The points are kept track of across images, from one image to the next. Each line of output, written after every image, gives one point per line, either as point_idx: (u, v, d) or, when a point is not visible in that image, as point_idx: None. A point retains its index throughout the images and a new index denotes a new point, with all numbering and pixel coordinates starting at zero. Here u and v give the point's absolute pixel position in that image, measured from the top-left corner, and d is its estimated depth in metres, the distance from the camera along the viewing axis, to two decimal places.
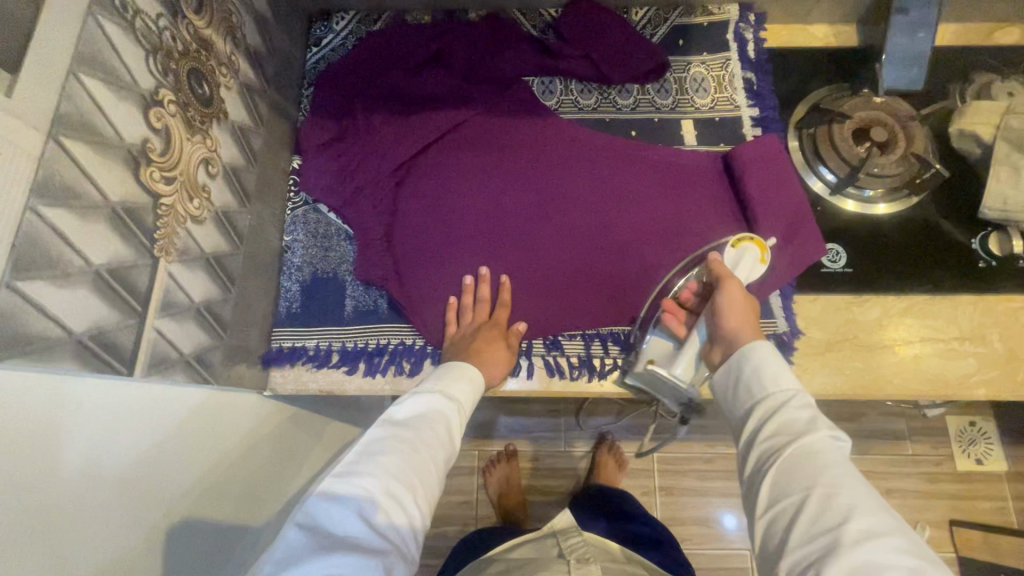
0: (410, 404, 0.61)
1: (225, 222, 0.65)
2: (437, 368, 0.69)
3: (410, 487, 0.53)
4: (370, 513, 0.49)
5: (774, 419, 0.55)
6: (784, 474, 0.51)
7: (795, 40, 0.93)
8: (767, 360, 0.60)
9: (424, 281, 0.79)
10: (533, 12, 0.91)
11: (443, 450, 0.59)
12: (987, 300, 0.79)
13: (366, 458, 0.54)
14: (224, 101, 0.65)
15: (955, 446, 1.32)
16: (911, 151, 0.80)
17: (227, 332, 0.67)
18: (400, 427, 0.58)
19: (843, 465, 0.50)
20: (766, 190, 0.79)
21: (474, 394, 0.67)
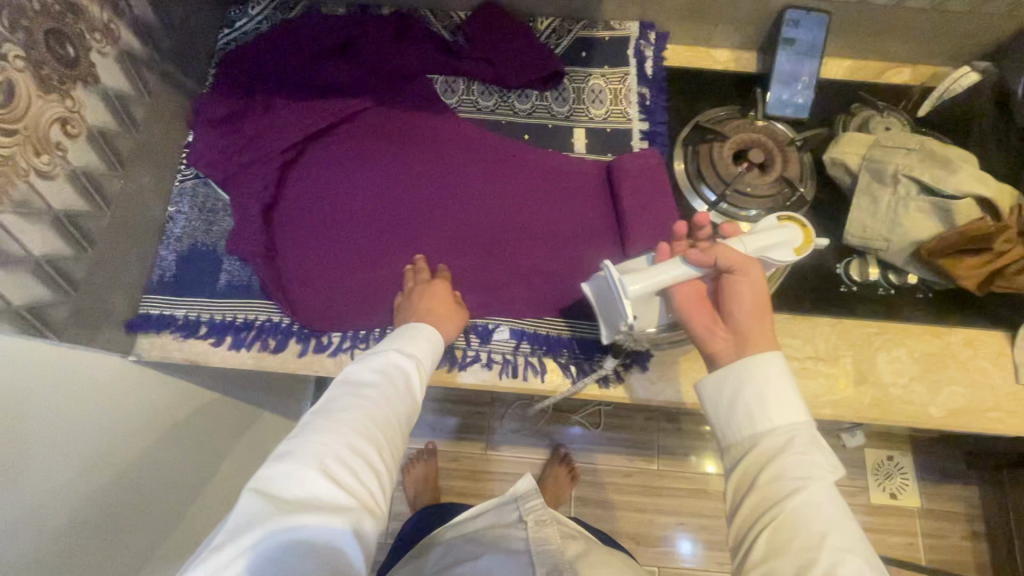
0: (371, 361, 0.61)
1: (84, 182, 0.67)
2: (402, 329, 0.68)
3: (371, 442, 0.54)
4: (332, 467, 0.50)
5: (778, 461, 0.50)
6: (785, 527, 0.47)
7: (696, 62, 0.97)
8: (775, 386, 0.52)
9: (301, 261, 0.82)
10: (444, 14, 0.94)
11: (408, 407, 0.60)
12: (844, 323, 0.82)
13: (326, 416, 0.54)
14: (95, 65, 0.67)
15: (871, 479, 1.33)
16: (784, 175, 0.84)
17: (79, 291, 0.68)
18: (362, 385, 0.58)
19: (844, 519, 0.47)
20: (639, 202, 0.83)
21: (434, 353, 0.67)
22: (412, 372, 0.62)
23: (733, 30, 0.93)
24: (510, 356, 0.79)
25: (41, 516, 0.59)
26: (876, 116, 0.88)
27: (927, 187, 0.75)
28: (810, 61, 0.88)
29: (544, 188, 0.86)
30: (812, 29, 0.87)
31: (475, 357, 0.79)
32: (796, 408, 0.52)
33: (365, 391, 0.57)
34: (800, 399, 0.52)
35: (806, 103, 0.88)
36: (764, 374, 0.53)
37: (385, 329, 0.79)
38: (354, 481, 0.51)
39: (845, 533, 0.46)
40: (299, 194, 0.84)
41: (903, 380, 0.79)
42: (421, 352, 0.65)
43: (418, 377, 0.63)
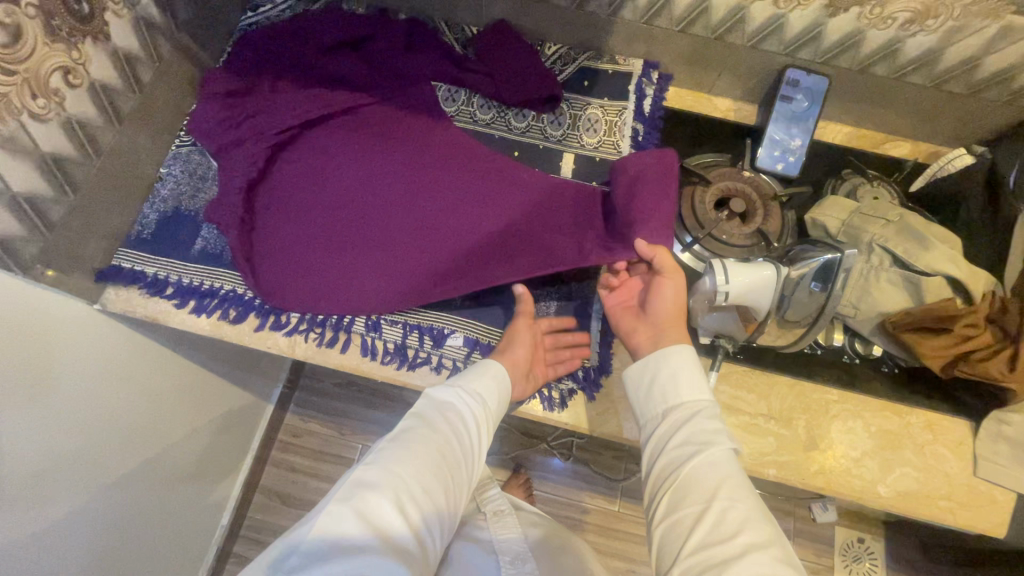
0: (445, 402, 0.65)
1: (78, 131, 0.70)
2: (475, 364, 0.71)
3: (438, 485, 0.57)
4: (404, 507, 0.53)
5: (683, 431, 0.62)
6: (691, 479, 0.58)
7: (697, 107, 0.98)
8: (687, 369, 0.67)
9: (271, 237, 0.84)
10: (457, 27, 0.98)
11: (470, 455, 0.62)
12: (804, 385, 0.80)
13: (403, 452, 0.57)
14: (109, 24, 0.70)
15: (837, 558, 1.29)
16: (762, 228, 0.84)
17: (53, 233, 0.70)
18: (437, 424, 0.61)
19: (738, 473, 0.58)
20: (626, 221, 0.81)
21: (505, 400, 0.69)
22: (482, 419, 0.65)
23: (735, 81, 0.94)
24: (459, 363, 0.78)
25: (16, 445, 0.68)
26: (865, 185, 0.88)
27: (900, 260, 0.74)
28: (805, 121, 0.89)
29: (523, 201, 0.86)
30: (812, 90, 0.88)
31: (426, 359, 0.79)
32: (705, 390, 0.66)
33: (436, 430, 0.61)
34: (706, 385, 0.66)
35: (797, 161, 0.89)
36: (678, 361, 0.67)
37: (343, 317, 0.80)
38: (418, 523, 0.53)
39: (738, 483, 0.57)
40: (287, 175, 0.87)
41: (855, 453, 0.77)
42: (494, 396, 0.67)
43: (485, 425, 0.65)
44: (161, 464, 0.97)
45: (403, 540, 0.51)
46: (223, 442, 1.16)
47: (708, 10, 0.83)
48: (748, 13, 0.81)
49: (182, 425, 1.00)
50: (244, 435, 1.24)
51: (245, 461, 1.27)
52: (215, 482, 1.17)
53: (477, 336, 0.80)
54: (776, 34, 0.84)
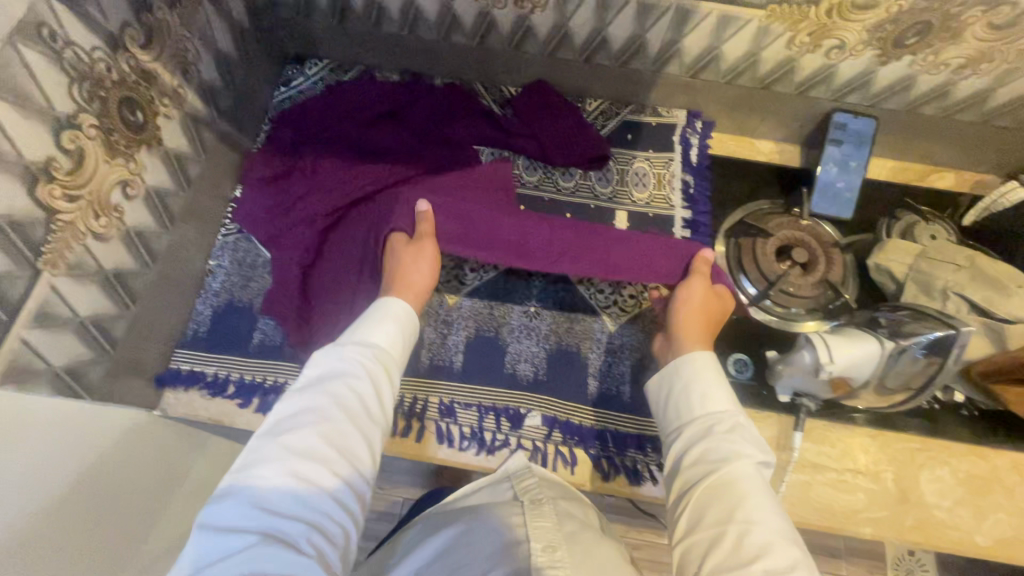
0: (321, 369, 0.60)
1: (135, 242, 0.67)
2: (365, 313, 0.69)
3: (324, 458, 0.54)
4: (270, 499, 0.50)
5: (701, 445, 0.61)
6: (709, 501, 0.56)
7: (740, 152, 0.97)
8: (702, 379, 0.66)
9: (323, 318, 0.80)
10: (495, 87, 0.96)
11: (357, 412, 0.58)
12: (885, 434, 0.79)
13: (271, 441, 0.54)
14: (160, 128, 0.68)
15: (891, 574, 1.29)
16: (826, 278, 0.84)
17: (116, 349, 0.68)
18: (315, 398, 0.57)
19: (761, 490, 0.56)
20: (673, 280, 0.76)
21: (399, 338, 0.66)
22: (365, 377, 0.60)
23: (779, 124, 0.94)
24: (540, 444, 0.76)
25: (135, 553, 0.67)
26: (920, 223, 0.88)
27: (979, 307, 0.74)
28: (856, 161, 0.88)
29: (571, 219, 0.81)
30: (859, 133, 0.87)
31: (505, 443, 0.76)
32: (726, 399, 0.64)
33: (312, 404, 0.57)
34: (727, 393, 0.64)
35: (849, 203, 0.88)
36: (702, 375, 0.66)
37: (415, 404, 0.78)
38: (301, 504, 0.51)
39: (758, 502, 0.55)
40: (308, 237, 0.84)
41: (947, 502, 0.76)
42: (381, 348, 0.64)
43: (372, 377, 0.61)
44: None
45: (285, 528, 0.49)
46: None
47: (759, 62, 0.82)
48: (799, 65, 0.81)
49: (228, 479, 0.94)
50: None
51: None
52: None
53: (555, 414, 0.78)
54: (826, 81, 0.83)
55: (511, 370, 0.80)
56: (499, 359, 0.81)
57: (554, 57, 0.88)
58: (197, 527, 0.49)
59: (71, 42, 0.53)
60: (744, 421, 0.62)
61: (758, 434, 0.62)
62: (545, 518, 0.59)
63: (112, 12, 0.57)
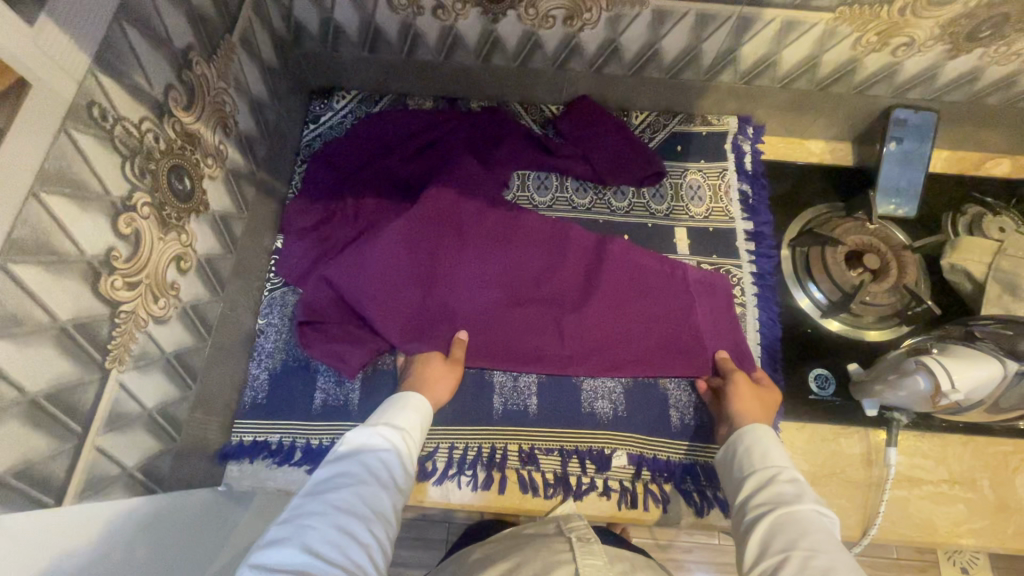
0: (354, 438, 0.59)
1: (192, 317, 0.62)
2: (382, 404, 0.68)
3: (362, 515, 0.51)
4: (316, 544, 0.46)
5: (766, 490, 0.56)
6: (772, 532, 0.51)
7: (792, 154, 0.94)
8: (769, 442, 0.62)
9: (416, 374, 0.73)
10: (535, 107, 0.92)
11: (395, 483, 0.56)
12: (977, 440, 0.77)
13: (317, 500, 0.51)
14: (206, 191, 0.63)
15: (943, 553, 1.30)
16: (904, 282, 0.79)
17: (181, 433, 0.63)
18: (349, 464, 0.56)
19: (828, 532, 0.49)
20: (714, 323, 0.80)
21: (423, 425, 0.66)
22: (401, 445, 0.60)
23: (832, 124, 0.91)
24: (628, 483, 0.73)
25: None
26: (988, 215, 0.85)
27: None
28: (919, 158, 0.85)
29: (599, 292, 0.81)
30: (920, 128, 0.84)
31: (593, 486, 0.73)
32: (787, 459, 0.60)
33: (350, 467, 0.55)
34: (789, 454, 0.60)
35: (913, 202, 0.86)
36: (759, 439, 0.62)
37: (494, 453, 0.74)
38: (343, 553, 0.46)
39: (831, 540, 0.48)
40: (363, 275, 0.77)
41: None
42: (409, 424, 0.64)
43: (405, 451, 0.61)
44: None
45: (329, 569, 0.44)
46: None
47: (818, 65, 0.79)
48: (860, 64, 0.78)
49: None
50: None
51: None
52: None
53: (640, 451, 0.75)
54: (888, 79, 0.81)
55: (589, 408, 0.76)
56: (575, 398, 0.77)
57: (600, 73, 0.84)
58: (242, 568, 0.44)
59: (119, 116, 0.48)
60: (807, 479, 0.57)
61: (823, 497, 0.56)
62: (595, 556, 0.56)
63: (156, 76, 0.52)
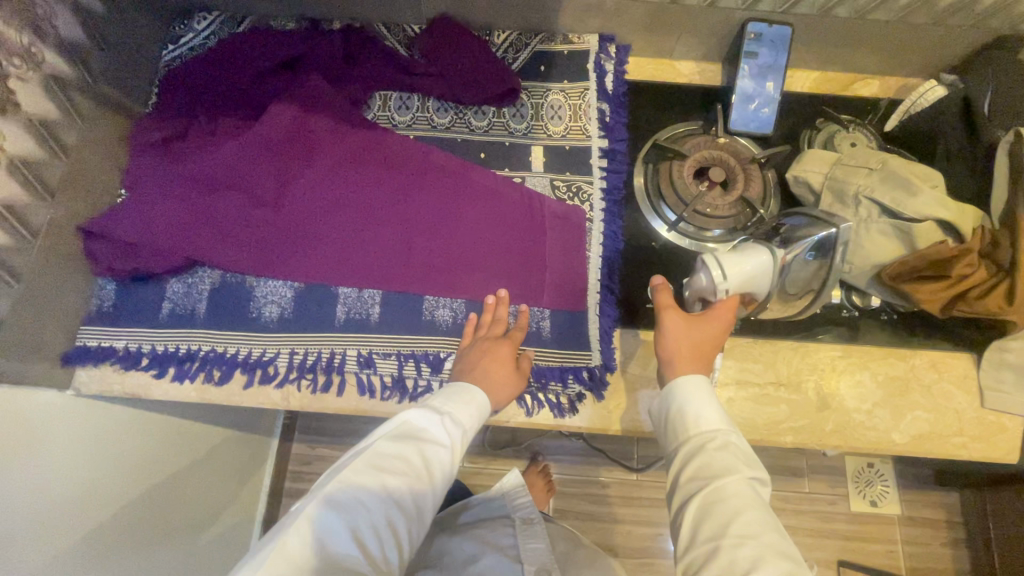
0: (422, 420, 0.62)
1: (6, 216, 0.64)
2: (450, 385, 0.68)
3: (405, 513, 0.56)
4: (363, 534, 0.53)
5: (693, 463, 0.56)
6: (698, 522, 0.53)
7: (659, 75, 0.94)
8: (695, 401, 0.60)
9: (481, 364, 0.71)
10: (398, 28, 0.92)
11: (445, 479, 0.60)
12: (808, 347, 0.79)
13: (374, 479, 0.56)
14: (15, 91, 0.64)
15: (852, 487, 1.35)
16: (744, 195, 0.82)
17: (4, 329, 0.66)
18: (412, 447, 0.59)
19: (749, 504, 0.52)
20: (558, 248, 0.82)
21: (479, 419, 0.67)
22: (458, 442, 0.63)
23: (695, 43, 0.90)
24: None
25: (62, 510, 0.70)
26: (842, 131, 0.86)
27: (889, 209, 0.73)
28: (773, 75, 0.86)
29: (453, 216, 0.83)
30: (775, 44, 0.84)
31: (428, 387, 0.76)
32: (719, 418, 0.59)
33: (410, 453, 0.58)
34: (720, 408, 0.59)
35: (769, 118, 0.86)
36: (689, 396, 0.60)
37: (333, 358, 0.77)
38: (378, 548, 0.53)
39: (756, 518, 0.51)
40: (213, 188, 0.79)
41: (866, 406, 0.77)
42: (469, 421, 0.65)
43: (458, 450, 0.63)
44: (182, 510, 0.94)
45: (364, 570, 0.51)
46: (237, 486, 1.13)
47: None
48: None
49: (193, 468, 0.98)
50: (255, 477, 1.22)
51: (263, 501, 1.25)
52: (237, 526, 1.14)
53: None
54: None
55: (430, 316, 0.79)
56: (417, 306, 0.79)
57: None
58: (297, 526, 0.51)
59: None
60: (736, 436, 0.57)
61: (750, 447, 0.58)
62: (538, 541, 0.83)
63: None
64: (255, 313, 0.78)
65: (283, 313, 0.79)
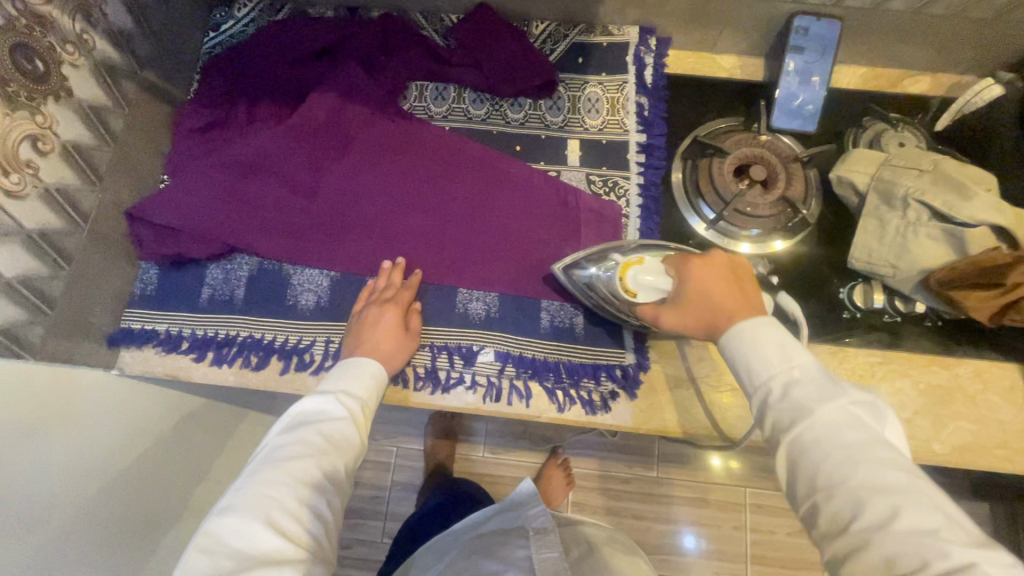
0: (312, 404, 0.64)
1: (59, 200, 0.66)
2: (339, 366, 0.70)
3: (317, 491, 0.57)
4: (276, 519, 0.53)
5: (778, 412, 0.51)
6: (803, 475, 0.48)
7: (700, 69, 0.92)
8: (754, 348, 0.54)
9: (371, 335, 0.72)
10: (435, 17, 0.91)
11: (352, 449, 0.63)
12: (846, 352, 0.78)
13: (276, 470, 0.57)
14: (68, 78, 0.65)
15: None
16: (785, 195, 0.80)
17: (58, 310, 0.68)
18: (308, 432, 0.61)
19: (866, 424, 0.48)
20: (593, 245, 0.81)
21: (379, 388, 0.70)
22: (357, 413, 0.65)
23: (738, 36, 0.88)
24: (495, 379, 0.77)
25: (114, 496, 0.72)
26: (890, 130, 0.83)
27: (939, 213, 0.70)
28: (820, 70, 0.83)
29: (485, 209, 0.83)
30: (822, 37, 0.82)
31: (460, 380, 0.77)
32: (784, 357, 0.53)
33: (306, 437, 0.60)
34: (789, 349, 0.53)
35: (814, 115, 0.84)
36: (748, 352, 0.54)
37: None
38: (301, 530, 0.54)
39: (869, 466, 0.46)
40: (249, 176, 0.80)
41: (905, 413, 0.75)
42: (366, 393, 0.68)
43: (361, 422, 0.66)
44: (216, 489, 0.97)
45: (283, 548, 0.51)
46: None
47: None
48: None
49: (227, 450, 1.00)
50: None
51: None
52: None
53: (507, 349, 0.77)
54: None
55: (463, 309, 0.79)
56: (450, 299, 0.80)
57: None
58: (199, 537, 0.51)
59: None
60: (815, 371, 0.52)
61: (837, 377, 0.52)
62: (550, 549, 0.75)
63: None
64: (292, 300, 0.80)
65: (319, 301, 0.80)
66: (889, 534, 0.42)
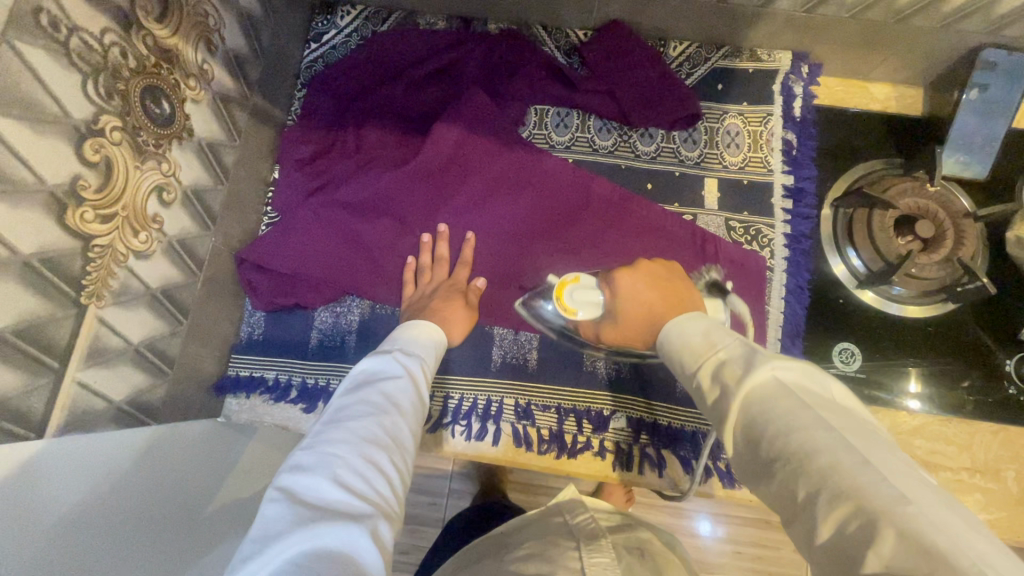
0: (368, 364, 0.53)
1: (178, 250, 0.60)
2: (390, 336, 0.61)
3: (384, 444, 0.44)
4: (344, 473, 0.40)
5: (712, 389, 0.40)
6: (747, 449, 0.36)
7: (850, 100, 0.82)
8: (684, 333, 0.47)
9: (433, 306, 0.67)
10: (560, 32, 0.82)
11: (416, 410, 0.50)
12: (1010, 430, 0.71)
13: (337, 426, 0.44)
14: (189, 116, 0.58)
15: None
16: (957, 255, 0.71)
17: (174, 368, 0.64)
18: (366, 391, 0.49)
19: (805, 389, 0.36)
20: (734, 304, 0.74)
21: (434, 352, 0.60)
22: (417, 371, 0.54)
23: (903, 66, 0.78)
24: (625, 446, 0.72)
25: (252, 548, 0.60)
26: None
27: None
28: (1007, 109, 0.72)
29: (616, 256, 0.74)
30: (1015, 73, 0.71)
31: (589, 445, 0.72)
32: (701, 340, 0.44)
33: (367, 395, 0.48)
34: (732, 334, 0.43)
35: (987, 155, 0.74)
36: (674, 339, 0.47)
37: (490, 406, 0.73)
38: (367, 484, 0.40)
39: (811, 430, 0.33)
40: (364, 214, 0.73)
41: None
42: (423, 355, 0.57)
43: (421, 384, 0.54)
44: None
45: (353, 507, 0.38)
46: None
47: None
48: None
49: None
50: None
51: None
52: None
53: (639, 415, 0.72)
54: (980, 12, 0.66)
55: (591, 368, 0.73)
56: (578, 358, 0.74)
57: None
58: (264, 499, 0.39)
59: (75, 26, 0.43)
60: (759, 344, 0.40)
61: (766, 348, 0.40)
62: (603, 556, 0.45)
63: None
64: None
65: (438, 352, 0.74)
66: (823, 507, 0.30)
